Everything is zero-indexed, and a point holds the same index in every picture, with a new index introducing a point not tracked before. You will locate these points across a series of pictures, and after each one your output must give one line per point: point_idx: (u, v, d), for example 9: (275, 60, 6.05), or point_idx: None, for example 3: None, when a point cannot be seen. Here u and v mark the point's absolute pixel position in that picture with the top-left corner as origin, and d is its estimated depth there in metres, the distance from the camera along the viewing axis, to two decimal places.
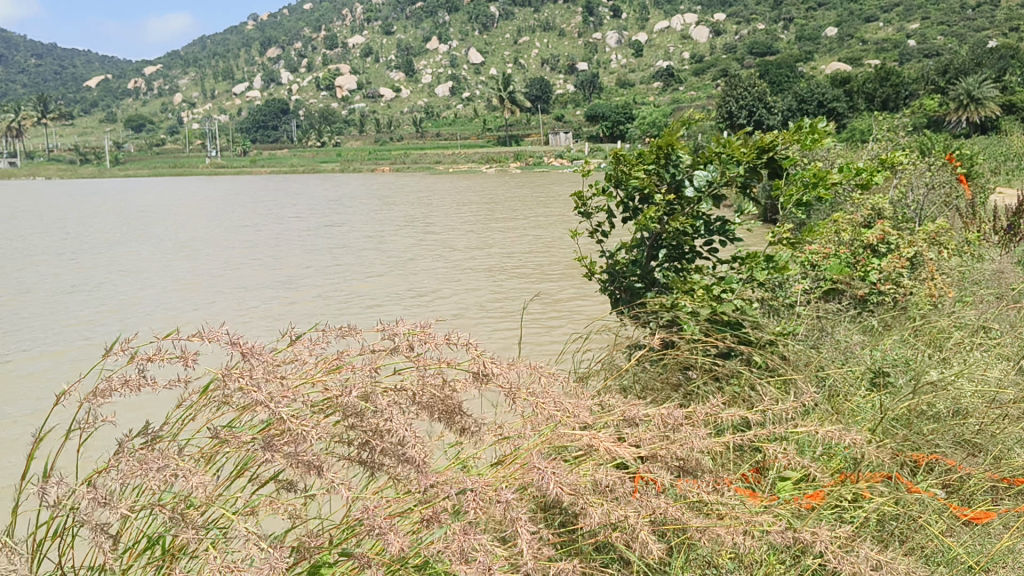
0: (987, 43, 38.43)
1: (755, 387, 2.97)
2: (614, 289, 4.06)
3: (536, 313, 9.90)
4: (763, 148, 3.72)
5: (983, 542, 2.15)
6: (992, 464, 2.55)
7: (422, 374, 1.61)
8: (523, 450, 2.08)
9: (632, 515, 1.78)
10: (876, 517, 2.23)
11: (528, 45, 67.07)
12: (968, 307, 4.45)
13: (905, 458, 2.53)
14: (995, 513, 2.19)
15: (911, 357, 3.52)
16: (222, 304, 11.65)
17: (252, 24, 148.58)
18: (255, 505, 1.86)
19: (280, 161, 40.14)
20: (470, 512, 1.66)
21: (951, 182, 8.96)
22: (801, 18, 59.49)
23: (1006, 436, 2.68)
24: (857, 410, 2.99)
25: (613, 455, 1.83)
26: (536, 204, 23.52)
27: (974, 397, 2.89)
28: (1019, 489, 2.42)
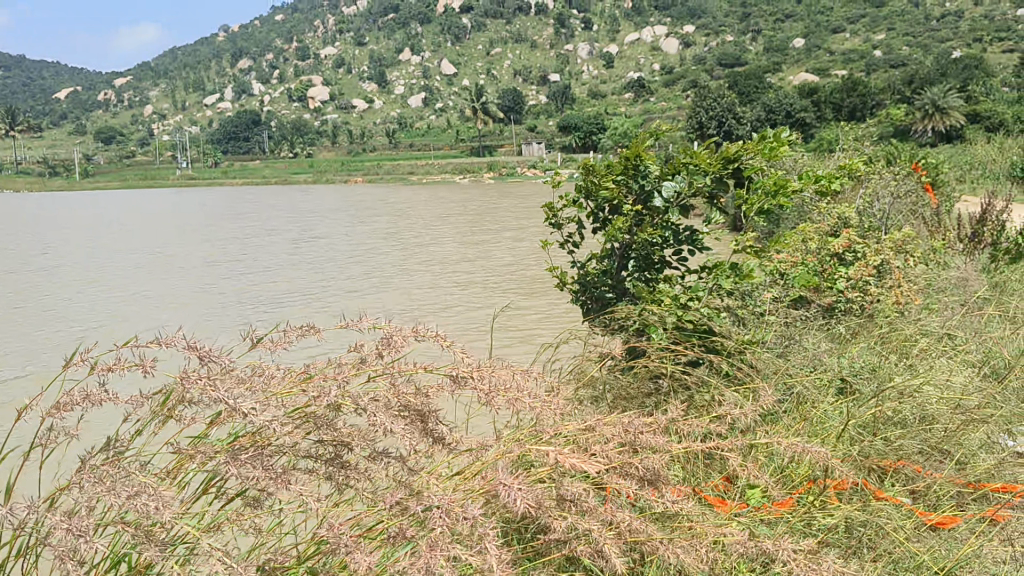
0: (951, 54, 39.36)
1: (721, 393, 3.24)
2: (586, 297, 4.35)
3: (506, 325, 9.92)
4: (727, 159, 4.01)
5: (950, 544, 2.27)
6: (958, 470, 2.74)
7: (395, 380, 1.83)
8: (488, 460, 2.20)
9: (600, 532, 1.84)
10: (844, 526, 2.36)
11: (500, 57, 67.52)
12: (932, 314, 4.94)
13: (876, 467, 2.73)
14: (962, 518, 2.36)
15: (878, 365, 3.78)
16: (200, 315, 11.59)
17: (222, 36, 148.68)
18: (224, 520, 1.96)
19: (253, 173, 39.79)
20: (427, 533, 1.65)
21: (917, 190, 9.21)
22: (768, 31, 60.63)
23: (969, 442, 2.89)
24: (824, 418, 3.15)
25: (575, 467, 1.88)
26: (511, 215, 23.63)
27: (940, 403, 3.11)
28: (987, 494, 2.57)
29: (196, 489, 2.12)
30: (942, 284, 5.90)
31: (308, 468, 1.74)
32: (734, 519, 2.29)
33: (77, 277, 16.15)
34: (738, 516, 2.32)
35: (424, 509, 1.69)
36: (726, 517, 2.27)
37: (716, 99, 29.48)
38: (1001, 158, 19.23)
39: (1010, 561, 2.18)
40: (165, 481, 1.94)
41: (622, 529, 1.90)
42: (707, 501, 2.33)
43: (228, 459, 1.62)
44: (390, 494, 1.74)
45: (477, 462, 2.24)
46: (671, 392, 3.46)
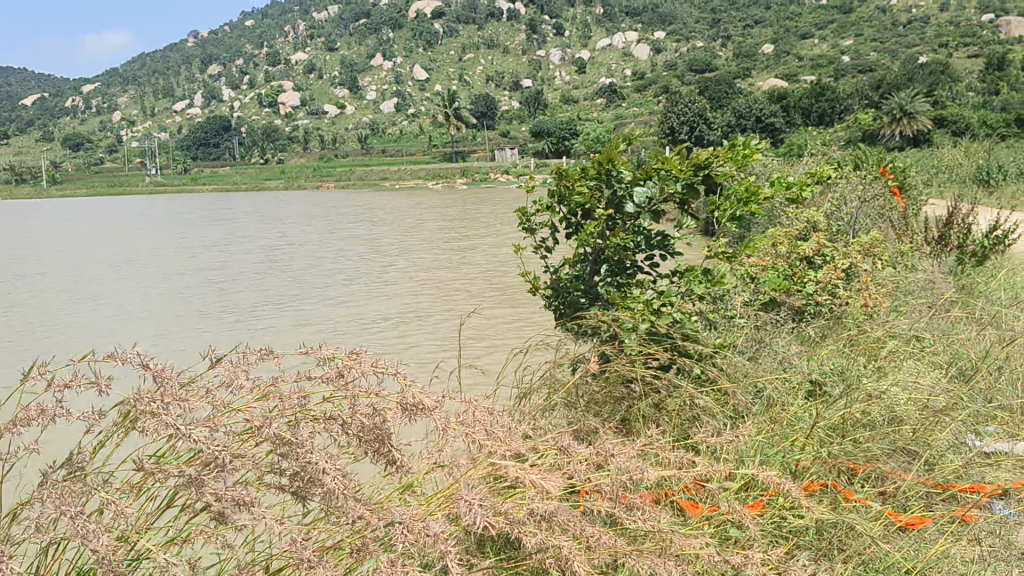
0: (918, 60, 39.87)
1: (698, 398, 3.21)
2: (559, 303, 4.28)
3: (473, 328, 9.80)
4: (699, 164, 4.02)
5: (920, 546, 2.47)
6: (927, 471, 2.91)
7: (352, 400, 1.81)
8: (456, 481, 2.15)
9: (570, 542, 1.86)
10: (817, 529, 2.51)
11: (473, 63, 67.42)
12: (901, 316, 5.04)
13: (846, 469, 2.89)
14: (928, 519, 2.57)
15: (847, 366, 3.93)
16: (167, 324, 11.38)
17: (192, 41, 148.13)
18: (190, 534, 1.92)
19: (224, 179, 39.29)
20: (397, 547, 1.64)
21: (884, 195, 9.31)
22: (738, 38, 61.12)
23: (938, 442, 3.04)
24: (795, 419, 3.25)
25: (543, 484, 1.90)
26: (484, 221, 23.53)
27: (908, 405, 3.30)
28: (952, 495, 2.76)
29: (151, 504, 2.06)
30: (909, 286, 5.99)
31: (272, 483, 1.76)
32: (707, 521, 2.39)
33: (44, 286, 15.83)
34: (708, 520, 2.42)
35: (384, 522, 1.68)
36: (697, 523, 2.35)
37: (688, 104, 29.53)
38: (968, 162, 19.39)
39: (974, 561, 2.44)
40: (129, 495, 1.91)
41: (590, 542, 1.90)
42: (680, 505, 2.40)
43: (214, 476, 1.66)
44: (346, 511, 1.67)
45: (448, 474, 2.17)
46: (644, 401, 3.41)
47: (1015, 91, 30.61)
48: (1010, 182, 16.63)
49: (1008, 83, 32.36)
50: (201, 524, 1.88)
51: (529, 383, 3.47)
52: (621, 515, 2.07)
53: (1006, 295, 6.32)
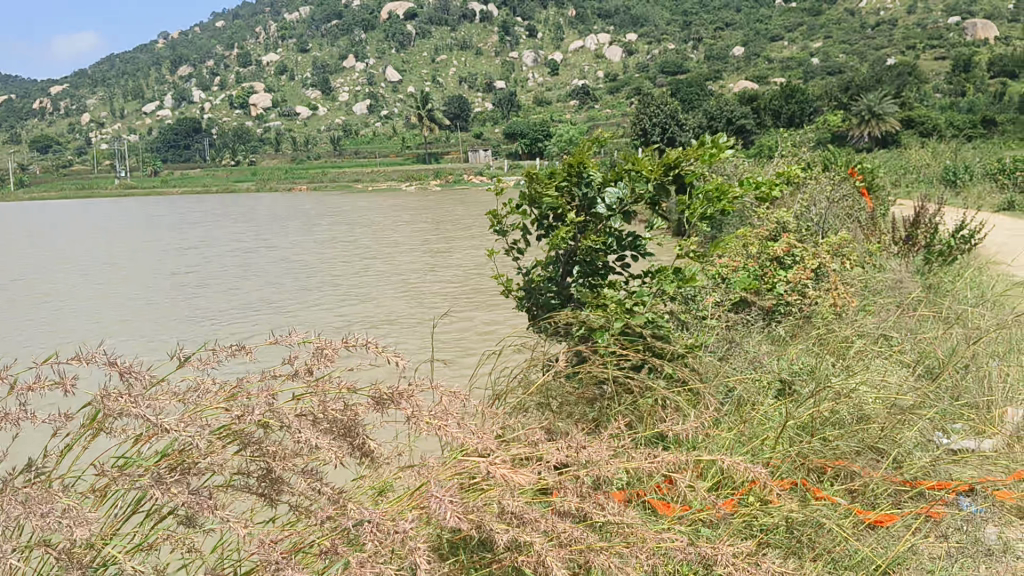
0: (886, 61, 40.35)
1: (667, 398, 3.26)
2: (531, 305, 4.33)
3: (446, 325, 9.78)
4: (669, 164, 4.08)
5: (887, 544, 2.56)
6: (893, 469, 3.01)
7: (325, 400, 1.83)
8: (429, 474, 2.15)
9: (545, 540, 1.88)
10: (784, 525, 2.58)
11: (445, 64, 67.26)
12: (868, 315, 5.14)
13: (813, 467, 2.97)
14: (895, 517, 2.67)
15: (814, 364, 4.01)
16: (134, 325, 11.20)
17: (162, 43, 146.54)
18: (158, 541, 1.87)
19: (194, 181, 38.76)
20: (367, 542, 1.66)
21: (853, 195, 9.42)
22: (708, 41, 61.62)
23: (903, 439, 3.16)
24: (763, 418, 3.33)
25: (510, 477, 1.94)
26: (457, 223, 23.45)
27: (875, 403, 3.39)
28: (916, 492, 2.87)
29: (119, 510, 2.01)
30: (877, 286, 6.12)
31: (242, 486, 1.77)
32: (679, 519, 2.45)
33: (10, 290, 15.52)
34: (681, 515, 2.48)
35: (352, 520, 1.69)
36: (669, 521, 2.40)
37: (659, 107, 29.22)
38: (936, 163, 19.63)
39: (942, 554, 2.56)
40: (93, 498, 1.86)
41: (561, 538, 1.95)
42: (653, 503, 2.46)
43: (185, 482, 1.65)
44: (322, 510, 1.69)
45: (424, 474, 2.17)
46: (614, 401, 3.44)
47: (979, 92, 31.08)
48: (976, 182, 16.88)
49: (973, 85, 32.84)
50: (175, 530, 1.84)
51: (502, 384, 3.49)
52: (591, 513, 2.11)
53: (971, 295, 6.44)
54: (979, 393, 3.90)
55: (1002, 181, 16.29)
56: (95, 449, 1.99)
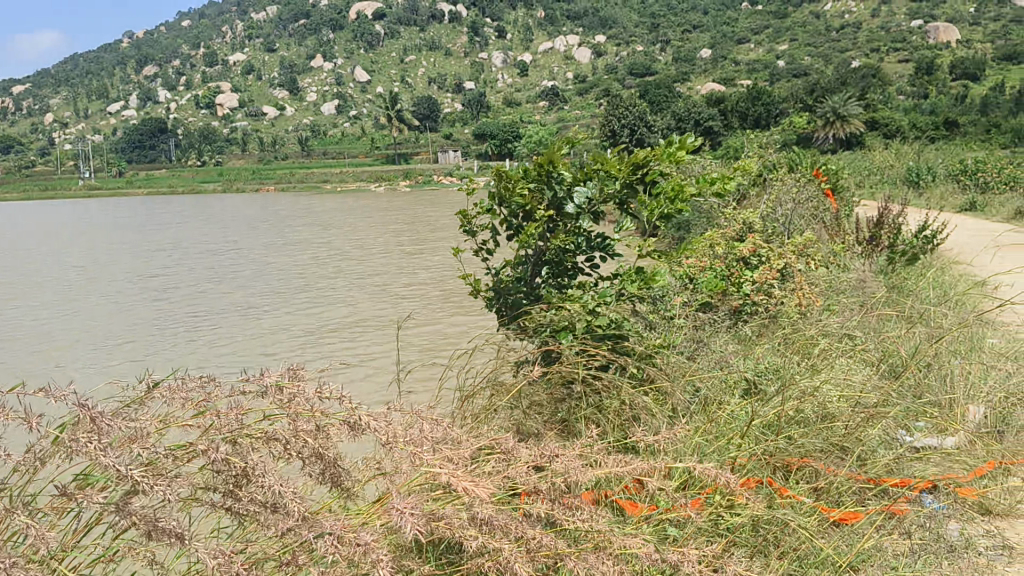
0: (850, 64, 40.94)
1: (635, 397, 3.33)
2: (500, 304, 4.40)
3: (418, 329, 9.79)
4: (637, 163, 4.18)
5: (849, 541, 2.67)
6: (856, 468, 3.11)
7: (295, 419, 1.86)
8: (397, 484, 2.20)
9: (513, 545, 1.94)
10: (750, 525, 2.66)
11: (414, 63, 66.89)
12: (833, 315, 5.28)
13: (779, 466, 3.06)
14: (860, 514, 2.79)
15: (780, 363, 4.12)
16: (98, 331, 11.02)
17: (127, 42, 144.41)
18: (123, 556, 1.89)
19: (159, 182, 38.09)
20: (334, 554, 1.70)
21: (818, 197, 9.59)
22: (676, 43, 62.03)
23: (867, 438, 3.27)
24: (729, 418, 3.42)
25: (479, 489, 1.98)
26: (427, 225, 23.37)
27: (839, 402, 3.51)
28: (877, 491, 2.98)
29: (81, 524, 2.02)
30: (841, 285, 6.27)
31: (210, 503, 1.81)
32: (646, 519, 2.53)
33: None
34: (649, 517, 2.55)
35: (318, 532, 1.76)
36: (636, 521, 2.48)
37: (629, 108, 29.01)
38: (899, 165, 19.95)
39: (903, 552, 2.67)
40: (52, 519, 1.87)
41: (532, 545, 2.01)
42: (620, 504, 2.53)
43: (149, 505, 1.67)
44: (284, 524, 1.74)
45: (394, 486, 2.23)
46: (583, 399, 3.51)
47: (941, 94, 31.71)
48: (939, 183, 17.25)
49: (935, 87, 33.50)
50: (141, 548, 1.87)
51: (471, 385, 3.56)
52: (562, 518, 2.19)
53: (933, 294, 6.61)
54: (939, 391, 4.03)
55: (964, 181, 16.67)
56: (54, 469, 2.00)
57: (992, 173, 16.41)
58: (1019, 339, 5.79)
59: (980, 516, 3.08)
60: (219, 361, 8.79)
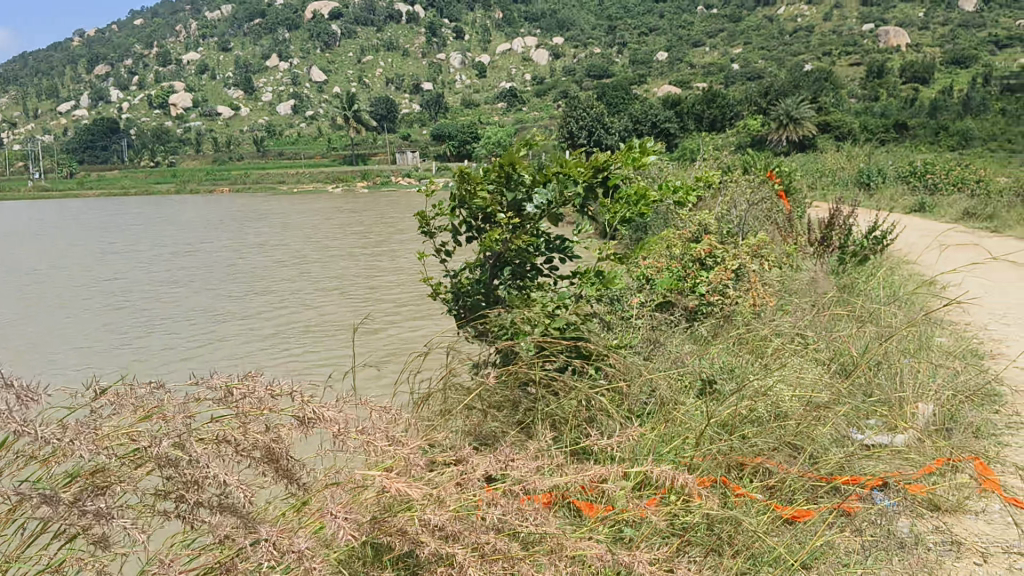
0: (802, 68, 41.70)
1: (590, 400, 3.43)
2: (459, 306, 4.47)
3: (376, 333, 9.79)
4: (596, 167, 4.28)
5: (796, 539, 2.82)
6: (808, 465, 3.25)
7: (245, 425, 1.94)
8: (354, 490, 2.26)
9: (469, 548, 2.02)
10: (699, 521, 2.78)
11: (371, 64, 66.39)
12: (787, 314, 5.43)
13: (734, 465, 3.20)
14: (813, 512, 2.93)
15: (737, 365, 4.25)
16: (52, 338, 10.82)
17: (80, 42, 141.38)
18: (66, 562, 1.93)
19: (110, 184, 37.25)
20: (280, 557, 1.76)
21: (771, 198, 9.80)
22: (633, 46, 62.68)
23: (820, 437, 3.41)
24: (685, 418, 3.53)
25: (432, 490, 2.07)
26: (385, 226, 23.27)
27: (792, 402, 3.65)
28: (826, 488, 3.12)
29: (23, 528, 2.05)
30: (794, 287, 6.44)
31: (157, 507, 1.88)
32: (604, 520, 2.62)
33: None
34: (606, 518, 2.65)
35: (255, 541, 1.81)
36: (593, 524, 2.59)
37: (586, 109, 29.21)
38: (849, 166, 20.38)
39: (848, 548, 2.81)
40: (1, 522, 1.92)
41: (487, 548, 2.09)
42: (578, 505, 2.62)
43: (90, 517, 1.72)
44: (228, 523, 1.81)
45: (348, 492, 2.30)
46: (540, 401, 3.59)
47: (891, 97, 32.42)
48: (889, 184, 17.70)
49: (885, 90, 34.26)
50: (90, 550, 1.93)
51: (427, 389, 3.62)
52: (518, 520, 2.27)
53: (883, 293, 6.82)
54: (890, 390, 4.18)
55: (914, 183, 17.12)
56: (3, 471, 2.03)
57: (940, 175, 16.86)
58: (966, 338, 6.00)
59: (928, 513, 3.20)
60: (174, 369, 8.70)
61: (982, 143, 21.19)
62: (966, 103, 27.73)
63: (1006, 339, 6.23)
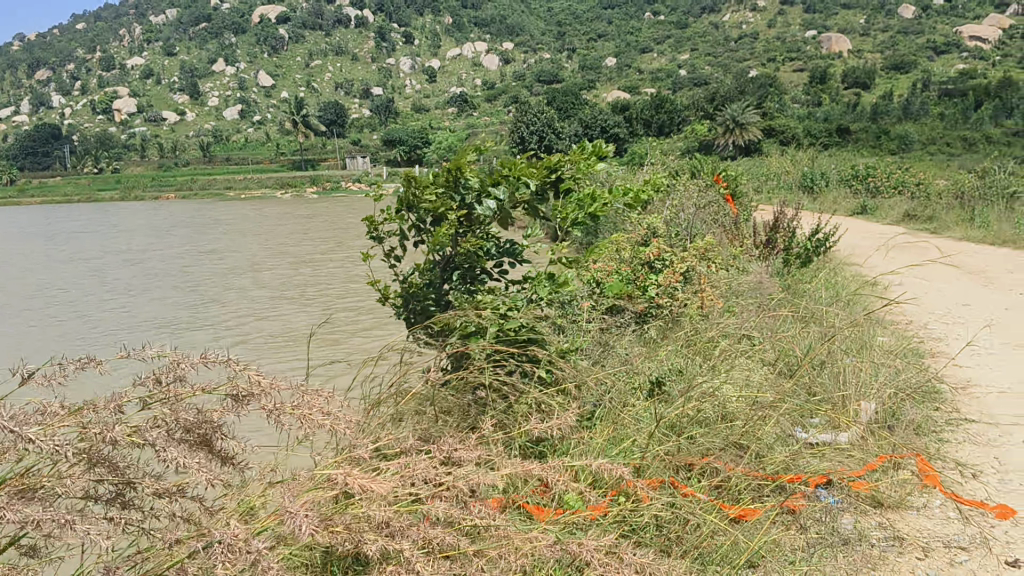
0: (748, 74, 42.76)
1: (544, 403, 3.81)
2: (408, 310, 4.78)
3: (329, 342, 10.00)
4: (549, 166, 4.65)
5: (747, 531, 3.24)
6: (761, 465, 3.70)
7: (175, 404, 2.21)
8: (309, 491, 2.54)
9: (413, 547, 2.32)
10: (639, 522, 3.14)
11: (321, 68, 66.11)
12: (730, 315, 5.91)
13: (684, 466, 3.60)
14: (761, 511, 3.32)
15: (684, 366, 4.70)
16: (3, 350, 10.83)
17: (19, 44, 138.27)
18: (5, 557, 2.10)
19: (52, 190, 36.53)
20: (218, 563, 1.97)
21: (716, 202, 10.29)
22: (583, 52, 63.49)
23: (764, 435, 3.88)
24: (636, 419, 3.94)
25: (371, 489, 2.38)
26: (339, 232, 23.37)
27: (738, 402, 4.08)
28: (771, 487, 3.55)
29: None
30: (738, 286, 6.94)
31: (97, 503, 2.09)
32: (559, 522, 2.93)
33: None
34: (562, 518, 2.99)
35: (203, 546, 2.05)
36: (544, 524, 2.89)
37: (536, 115, 29.58)
38: (793, 170, 21.10)
39: (787, 545, 3.21)
40: None
41: (430, 542, 2.37)
42: (529, 509, 2.94)
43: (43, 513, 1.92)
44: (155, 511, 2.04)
45: (299, 492, 2.57)
46: (490, 399, 3.95)
47: (833, 103, 33.51)
48: (833, 187, 18.35)
49: (827, 96, 35.36)
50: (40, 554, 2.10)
51: (382, 391, 3.94)
52: (459, 519, 2.54)
53: (827, 294, 7.33)
54: (832, 390, 4.63)
55: (856, 187, 17.82)
56: None
57: (881, 178, 17.57)
58: (908, 336, 6.50)
59: (873, 508, 3.65)
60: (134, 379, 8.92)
61: (921, 147, 22.03)
62: (904, 110, 28.82)
63: (945, 338, 6.75)
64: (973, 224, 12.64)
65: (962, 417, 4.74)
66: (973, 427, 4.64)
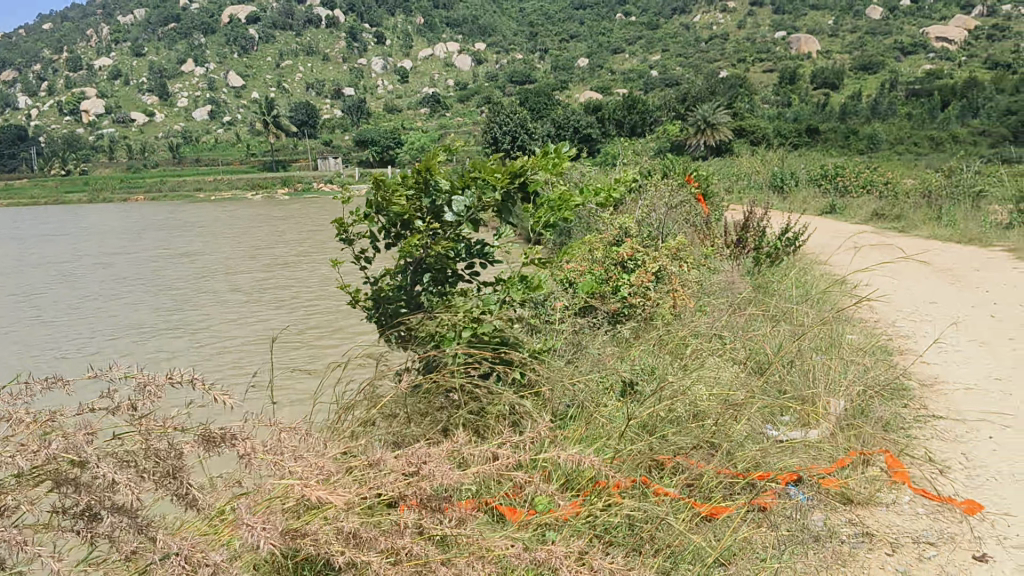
0: (717, 74, 42.96)
1: (518, 409, 3.67)
2: (379, 313, 4.60)
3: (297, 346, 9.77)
4: (514, 173, 4.39)
5: (718, 528, 3.14)
6: (727, 460, 3.62)
7: (147, 433, 2.05)
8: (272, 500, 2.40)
9: (380, 555, 2.20)
10: (611, 520, 3.03)
11: (290, 69, 65.44)
12: (703, 315, 5.84)
13: (656, 464, 3.51)
14: (728, 508, 3.21)
15: (657, 367, 4.63)
16: None
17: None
18: None
19: (15, 193, 35.69)
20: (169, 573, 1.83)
21: (688, 202, 10.23)
22: (554, 53, 63.43)
23: (735, 432, 3.78)
24: (608, 418, 3.85)
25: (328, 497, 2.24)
26: (309, 235, 23.07)
27: (708, 400, 3.99)
28: (741, 482, 3.45)
29: None
30: (711, 287, 6.85)
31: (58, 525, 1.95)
32: (526, 525, 2.79)
33: None
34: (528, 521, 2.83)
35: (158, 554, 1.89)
36: (516, 526, 2.74)
37: (509, 115, 29.39)
38: (764, 170, 21.15)
39: (754, 540, 3.11)
40: None
41: (398, 551, 2.25)
42: (500, 511, 2.80)
43: None
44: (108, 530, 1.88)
45: (261, 506, 2.42)
46: (463, 408, 3.80)
47: (801, 104, 33.72)
48: (802, 187, 18.41)
49: (796, 97, 35.62)
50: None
51: (351, 397, 3.80)
52: (428, 523, 2.41)
53: (797, 293, 7.30)
54: (803, 387, 4.56)
55: (827, 186, 17.87)
56: None
57: (851, 177, 17.63)
58: (876, 335, 6.49)
59: (844, 505, 3.62)
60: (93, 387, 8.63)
61: (889, 147, 22.19)
62: (872, 110, 29.07)
63: (912, 336, 6.74)
64: (941, 223, 12.74)
65: (930, 414, 4.71)
66: (942, 423, 4.60)
